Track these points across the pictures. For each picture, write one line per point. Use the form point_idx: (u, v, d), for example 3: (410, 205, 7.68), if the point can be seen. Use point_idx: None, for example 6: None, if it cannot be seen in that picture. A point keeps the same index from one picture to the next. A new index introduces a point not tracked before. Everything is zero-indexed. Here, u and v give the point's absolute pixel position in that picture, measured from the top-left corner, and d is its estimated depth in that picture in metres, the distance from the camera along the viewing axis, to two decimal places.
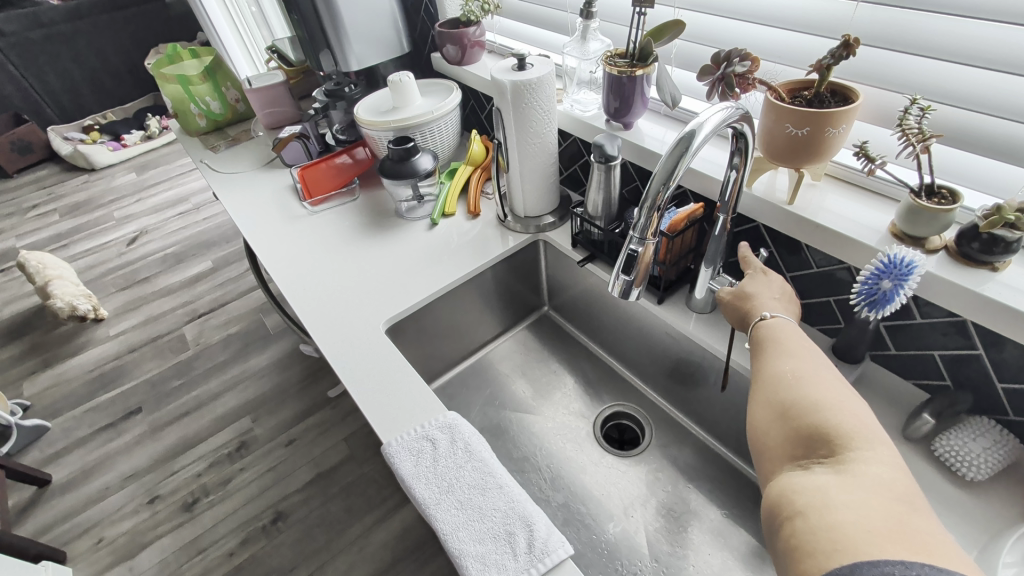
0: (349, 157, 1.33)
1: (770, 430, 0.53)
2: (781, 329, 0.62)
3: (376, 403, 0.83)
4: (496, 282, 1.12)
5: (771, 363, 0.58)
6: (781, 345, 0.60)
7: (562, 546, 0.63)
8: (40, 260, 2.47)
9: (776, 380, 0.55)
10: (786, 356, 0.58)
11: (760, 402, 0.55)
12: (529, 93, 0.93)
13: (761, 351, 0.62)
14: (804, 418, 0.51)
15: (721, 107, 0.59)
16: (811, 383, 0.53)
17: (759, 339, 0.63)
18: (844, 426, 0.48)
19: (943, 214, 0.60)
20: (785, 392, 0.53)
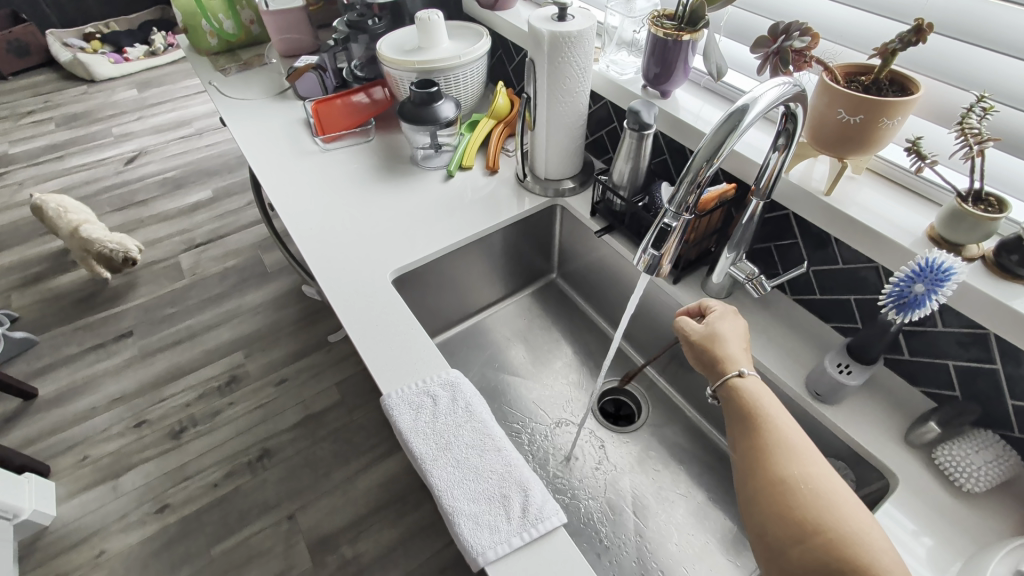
0: (366, 96, 1.28)
1: (787, 544, 0.45)
2: (769, 405, 0.54)
3: (379, 353, 0.81)
4: (507, 244, 1.09)
5: (769, 449, 0.51)
6: (778, 430, 0.52)
7: (556, 513, 0.64)
8: (59, 203, 2.14)
9: (786, 480, 0.48)
10: (786, 444, 0.50)
11: (770, 513, 0.47)
12: (566, 46, 0.88)
13: (749, 432, 0.53)
14: (836, 550, 0.43)
15: (778, 82, 0.55)
16: (833, 499, 0.46)
17: (743, 411, 0.55)
18: (881, 562, 0.42)
19: (989, 223, 0.58)
20: (807, 508, 0.46)
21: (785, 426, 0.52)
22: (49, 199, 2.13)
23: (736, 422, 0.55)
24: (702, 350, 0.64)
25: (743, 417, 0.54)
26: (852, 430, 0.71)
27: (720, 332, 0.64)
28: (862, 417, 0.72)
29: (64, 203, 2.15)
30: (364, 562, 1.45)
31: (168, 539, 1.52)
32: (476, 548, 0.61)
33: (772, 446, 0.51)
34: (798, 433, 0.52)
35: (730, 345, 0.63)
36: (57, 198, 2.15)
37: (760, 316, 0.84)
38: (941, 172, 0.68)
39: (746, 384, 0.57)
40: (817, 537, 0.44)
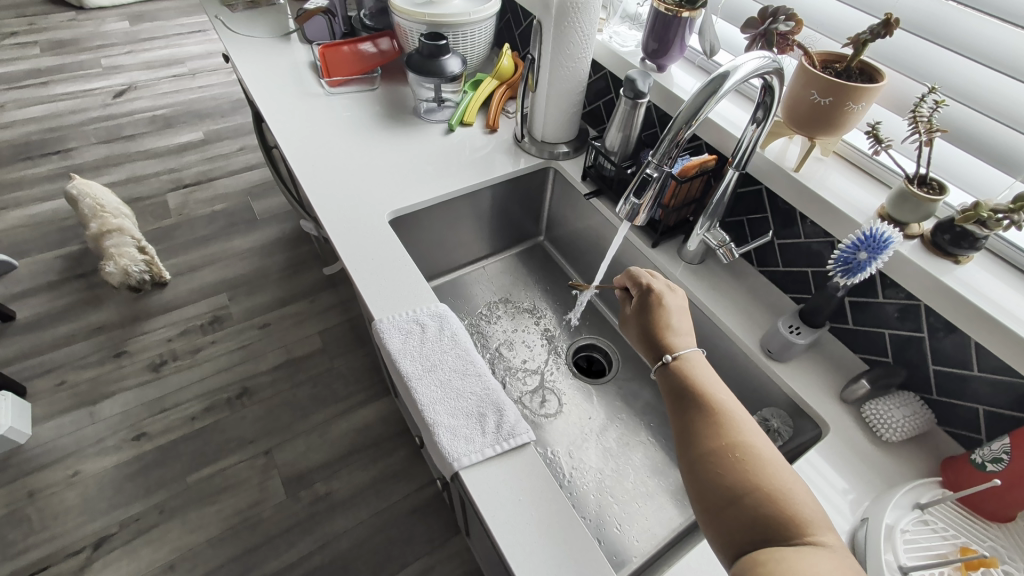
0: (373, 46, 1.31)
1: (720, 509, 0.47)
2: (705, 378, 0.57)
3: (372, 282, 0.87)
4: (498, 202, 1.15)
5: (705, 425, 0.52)
6: (713, 400, 0.54)
7: (526, 432, 0.71)
8: (93, 195, 1.89)
9: (720, 453, 0.49)
10: (716, 419, 0.52)
11: (704, 476, 0.49)
12: (573, 12, 0.92)
13: (686, 403, 0.55)
14: (765, 504, 0.46)
15: (758, 56, 0.62)
16: (762, 460, 0.48)
17: (680, 382, 0.57)
18: (806, 511, 0.45)
19: (928, 203, 0.66)
20: (739, 470, 0.48)
21: (720, 396, 0.55)
22: (85, 193, 1.87)
23: (673, 401, 0.57)
24: (648, 332, 0.66)
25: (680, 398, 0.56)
26: (796, 384, 0.79)
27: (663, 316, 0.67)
28: (806, 374, 0.80)
29: (99, 200, 1.89)
30: (337, 500, 1.51)
31: (144, 465, 1.55)
32: (453, 454, 0.68)
33: (708, 415, 0.53)
34: (732, 405, 0.54)
35: (670, 322, 0.66)
36: (89, 192, 1.88)
37: (728, 282, 0.91)
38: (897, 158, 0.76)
39: (682, 360, 0.59)
40: (749, 495, 0.46)
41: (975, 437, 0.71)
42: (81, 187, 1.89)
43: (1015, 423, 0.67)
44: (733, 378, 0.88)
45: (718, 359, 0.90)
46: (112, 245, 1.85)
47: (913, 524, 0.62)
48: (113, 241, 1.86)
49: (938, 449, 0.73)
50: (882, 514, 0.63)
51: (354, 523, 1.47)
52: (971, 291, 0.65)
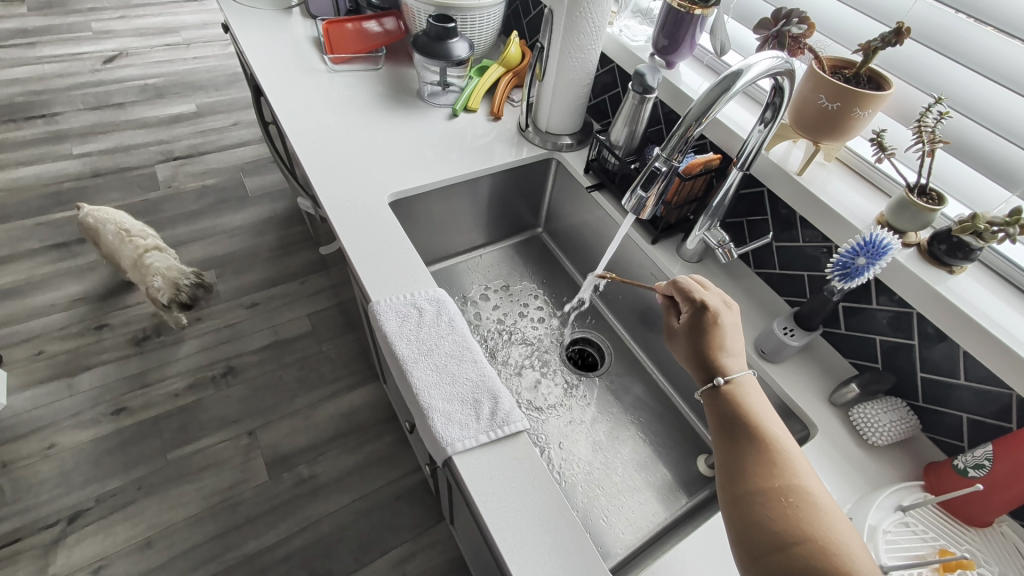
0: (378, 26, 1.29)
1: (768, 555, 0.44)
2: (759, 410, 0.54)
3: (370, 262, 0.86)
4: (499, 192, 1.15)
5: (756, 463, 0.50)
6: (764, 435, 0.52)
7: (519, 419, 0.71)
8: (104, 218, 1.63)
9: (772, 494, 0.47)
10: (770, 457, 0.50)
11: (750, 516, 0.47)
12: (585, 3, 0.91)
13: (736, 436, 0.53)
14: (816, 556, 0.43)
15: (771, 56, 0.62)
16: (817, 509, 0.45)
17: (731, 412, 0.55)
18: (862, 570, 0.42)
19: (927, 212, 0.67)
20: (790, 515, 0.45)
21: (773, 431, 0.52)
22: (101, 217, 1.62)
23: (722, 432, 0.54)
24: (696, 354, 0.63)
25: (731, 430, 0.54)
26: (786, 385, 0.80)
27: (715, 337, 0.63)
28: (797, 376, 0.81)
29: (123, 224, 1.62)
30: (319, 483, 1.50)
31: (122, 440, 1.53)
32: (446, 439, 0.68)
33: (760, 451, 0.50)
34: (788, 444, 0.52)
35: (723, 343, 0.62)
36: (104, 217, 1.62)
37: (725, 283, 0.92)
38: (898, 167, 0.77)
39: (734, 388, 0.57)
40: (799, 543, 0.44)
41: (957, 444, 0.72)
42: (96, 214, 1.64)
43: (997, 432, 0.68)
44: None
45: None
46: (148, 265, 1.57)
47: (895, 525, 0.64)
48: (155, 259, 1.58)
49: (922, 455, 0.74)
50: (866, 514, 0.65)
51: (336, 507, 1.47)
52: (962, 300, 0.66)
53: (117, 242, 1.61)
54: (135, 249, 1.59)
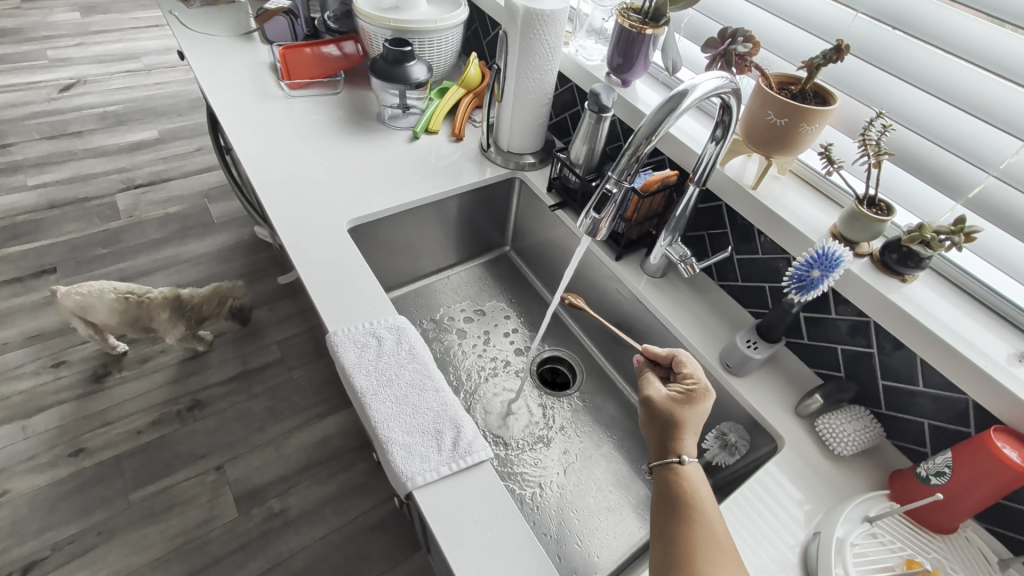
0: (337, 49, 1.28)
1: None
2: (707, 498, 0.55)
3: (327, 291, 0.84)
4: (464, 213, 1.14)
5: (695, 551, 0.51)
6: (708, 522, 0.53)
7: (483, 448, 0.69)
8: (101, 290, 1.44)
9: None
10: (710, 548, 0.51)
11: None
12: (538, 25, 0.92)
13: (677, 518, 0.54)
14: None
15: (715, 76, 0.62)
16: None
17: (679, 492, 0.56)
18: None
19: (877, 224, 0.68)
20: None
21: (715, 517, 0.54)
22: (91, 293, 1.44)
23: (666, 510, 0.55)
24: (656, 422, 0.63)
25: (675, 510, 0.55)
26: (753, 399, 0.80)
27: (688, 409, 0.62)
28: (762, 388, 0.81)
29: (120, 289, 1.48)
30: (292, 517, 1.45)
31: (80, 483, 1.45)
32: (406, 474, 0.66)
33: (701, 539, 0.52)
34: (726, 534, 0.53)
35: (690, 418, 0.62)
36: (94, 291, 1.43)
37: (689, 296, 0.92)
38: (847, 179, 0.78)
39: (688, 469, 0.57)
40: None
41: (921, 450, 0.73)
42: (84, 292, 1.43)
43: (957, 437, 0.68)
44: None
45: None
46: (192, 311, 1.55)
47: (862, 537, 0.63)
48: (190, 292, 1.57)
49: (887, 462, 0.74)
50: (833, 528, 0.64)
51: (309, 540, 1.41)
52: (914, 308, 0.68)
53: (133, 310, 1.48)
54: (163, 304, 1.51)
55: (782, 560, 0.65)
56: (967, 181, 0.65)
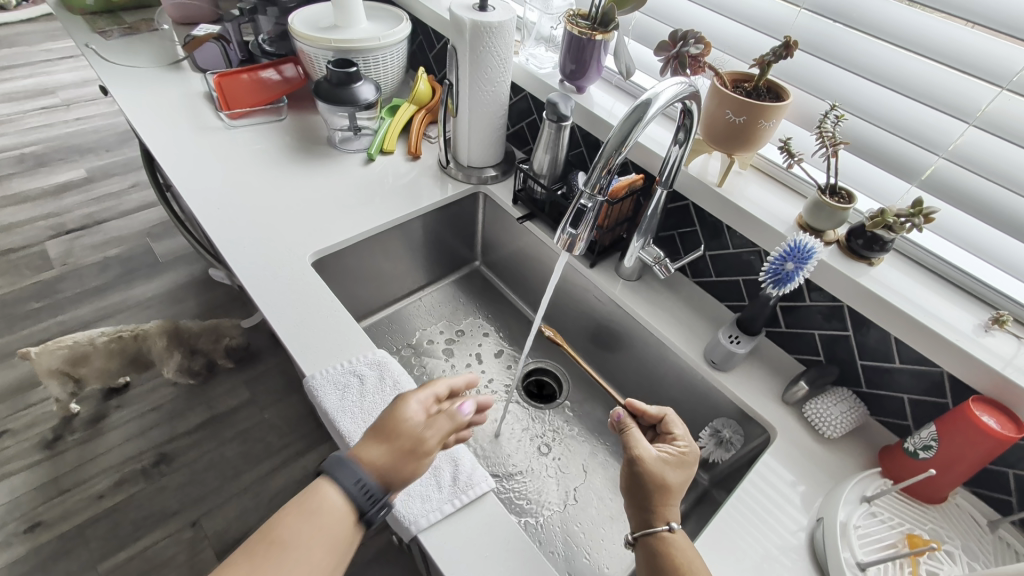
0: (276, 73, 1.21)
1: None
2: (695, 564, 0.57)
3: (297, 333, 0.80)
4: (429, 233, 1.11)
5: None
6: None
7: (484, 480, 0.67)
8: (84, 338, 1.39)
9: None
10: None
11: None
12: (487, 36, 0.90)
13: None
14: None
15: (675, 82, 0.61)
16: None
17: (668, 562, 0.57)
18: None
19: (841, 212, 0.70)
20: None
21: None
22: (79, 344, 1.38)
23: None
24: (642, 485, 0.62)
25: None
26: (740, 392, 0.81)
27: (673, 474, 0.62)
28: (748, 380, 0.82)
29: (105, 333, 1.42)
30: None
31: (41, 560, 1.34)
32: (409, 517, 0.63)
33: None
34: None
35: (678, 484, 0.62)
36: (79, 341, 1.38)
37: (666, 296, 0.93)
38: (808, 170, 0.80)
39: (677, 537, 0.59)
40: None
41: (903, 423, 0.75)
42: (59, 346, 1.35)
43: (936, 407, 0.71)
44: (682, 390, 0.89)
45: (664, 371, 0.92)
46: (184, 339, 1.53)
47: (863, 518, 0.65)
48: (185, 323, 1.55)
49: (873, 439, 0.77)
50: (835, 512, 0.66)
51: None
52: (884, 290, 0.70)
53: (130, 347, 1.43)
54: (158, 335, 1.47)
55: (789, 547, 0.67)
56: (919, 163, 0.67)
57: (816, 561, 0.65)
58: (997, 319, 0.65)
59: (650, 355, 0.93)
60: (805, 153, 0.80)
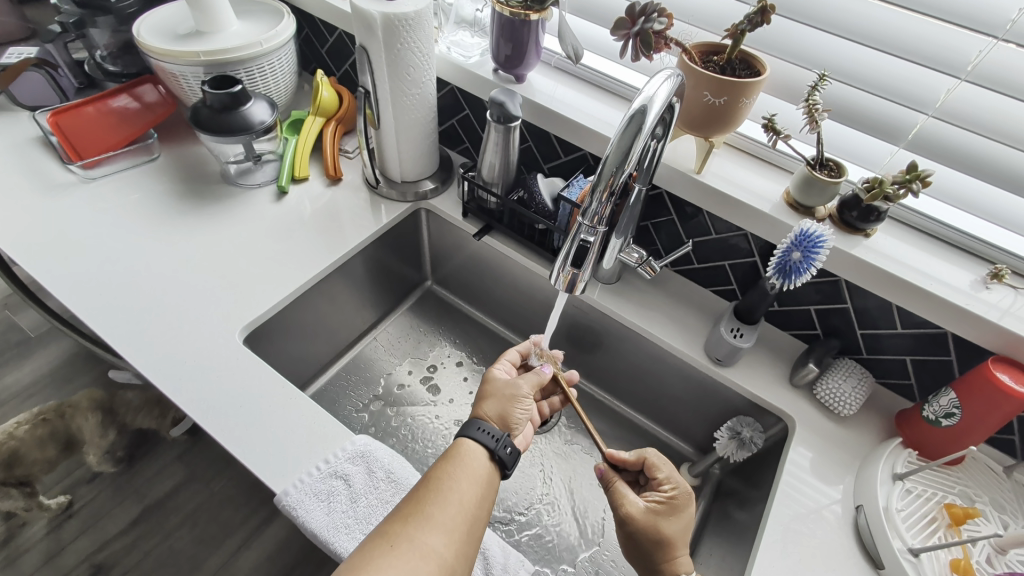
0: (132, 99, 0.96)
1: None
2: None
3: (247, 440, 0.64)
4: (370, 264, 0.95)
5: None
6: None
7: (522, 566, 0.61)
8: None
9: None
10: None
11: None
12: (402, 31, 0.75)
13: None
14: None
15: (664, 75, 0.52)
16: None
17: None
18: None
19: (833, 186, 0.65)
20: None
21: None
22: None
23: None
24: (640, 543, 0.60)
25: None
26: (749, 384, 0.78)
27: (666, 526, 0.59)
28: (752, 370, 0.79)
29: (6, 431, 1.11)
30: None
31: None
32: None
33: None
34: None
35: (675, 536, 0.59)
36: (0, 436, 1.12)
37: (652, 293, 0.87)
38: (795, 147, 0.75)
39: None
40: None
41: (906, 383, 0.76)
42: None
43: (940, 366, 0.71)
44: (686, 388, 0.85)
45: (663, 371, 0.86)
46: (117, 412, 1.24)
47: (902, 498, 0.64)
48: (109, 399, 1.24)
49: (881, 404, 0.77)
50: (875, 498, 0.65)
51: None
52: (886, 261, 0.67)
53: (61, 429, 1.17)
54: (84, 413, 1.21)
55: (838, 543, 0.65)
56: (905, 123, 0.65)
57: (867, 551, 0.64)
58: (996, 273, 0.64)
59: (646, 358, 0.87)
60: (791, 128, 0.74)
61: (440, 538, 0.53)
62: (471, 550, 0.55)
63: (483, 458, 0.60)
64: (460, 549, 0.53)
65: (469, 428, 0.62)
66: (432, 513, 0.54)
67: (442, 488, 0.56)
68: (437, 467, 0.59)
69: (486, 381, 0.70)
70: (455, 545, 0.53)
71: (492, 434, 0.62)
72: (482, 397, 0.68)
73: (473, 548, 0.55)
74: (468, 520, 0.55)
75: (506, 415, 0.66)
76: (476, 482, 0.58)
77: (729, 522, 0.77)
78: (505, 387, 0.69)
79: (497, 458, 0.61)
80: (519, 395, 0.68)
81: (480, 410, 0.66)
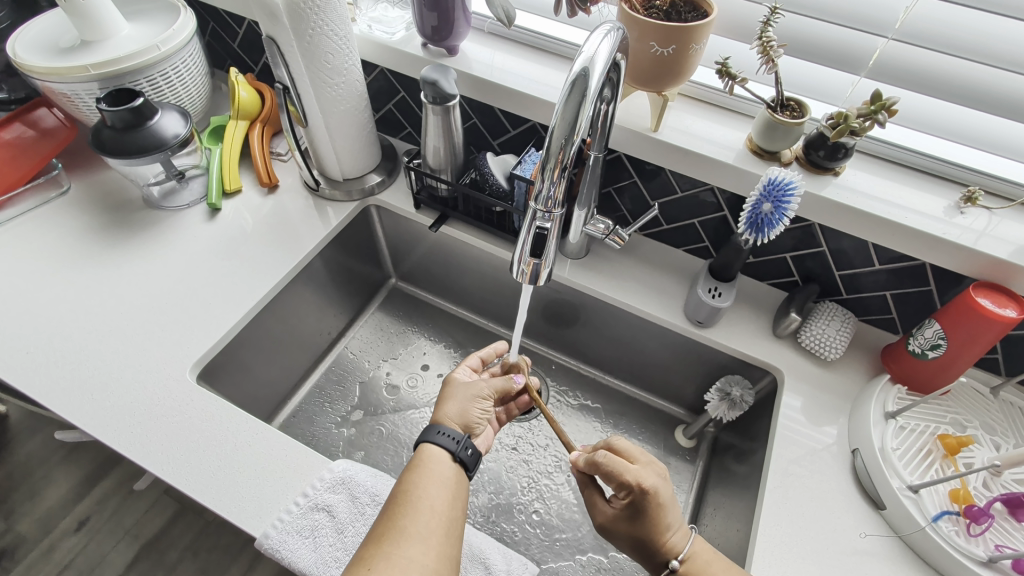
0: (27, 126, 0.85)
1: None
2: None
3: (214, 486, 0.60)
4: (326, 268, 0.88)
5: None
6: None
7: (525, 567, 0.59)
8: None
9: None
10: None
11: None
12: (311, 15, 0.67)
13: None
14: None
15: (602, 32, 0.46)
16: None
17: None
18: None
19: (796, 128, 0.62)
20: None
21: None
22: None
23: None
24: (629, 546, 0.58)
25: None
26: (732, 341, 0.76)
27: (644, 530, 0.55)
28: (735, 327, 0.77)
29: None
30: None
31: None
32: None
33: None
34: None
35: (663, 527, 0.55)
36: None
37: (624, 261, 0.84)
38: (753, 90, 0.72)
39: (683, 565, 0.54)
40: None
41: (887, 317, 0.75)
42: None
43: (919, 297, 0.70)
44: (671, 352, 0.83)
45: (646, 339, 0.84)
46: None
47: (897, 436, 0.63)
48: None
49: (864, 342, 0.76)
50: (870, 439, 0.63)
51: None
52: (859, 199, 0.64)
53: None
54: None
55: (841, 490, 0.63)
56: (864, 51, 0.63)
57: (867, 494, 0.62)
58: (970, 197, 0.62)
59: (628, 327, 0.84)
60: (747, 70, 0.71)
61: (419, 549, 0.49)
62: (453, 555, 0.51)
63: (447, 463, 0.56)
64: (443, 556, 0.50)
65: (429, 432, 0.58)
66: (405, 526, 0.50)
67: (411, 499, 0.52)
68: (401, 481, 0.55)
69: (445, 382, 0.67)
70: (437, 553, 0.49)
71: (453, 437, 0.58)
72: (441, 400, 0.64)
73: (456, 551, 0.51)
74: (445, 524, 0.52)
75: (466, 415, 0.63)
76: (445, 485, 0.55)
77: (729, 476, 0.76)
78: (465, 387, 0.66)
79: (459, 460, 0.57)
80: (478, 395, 0.65)
81: (441, 413, 0.63)
